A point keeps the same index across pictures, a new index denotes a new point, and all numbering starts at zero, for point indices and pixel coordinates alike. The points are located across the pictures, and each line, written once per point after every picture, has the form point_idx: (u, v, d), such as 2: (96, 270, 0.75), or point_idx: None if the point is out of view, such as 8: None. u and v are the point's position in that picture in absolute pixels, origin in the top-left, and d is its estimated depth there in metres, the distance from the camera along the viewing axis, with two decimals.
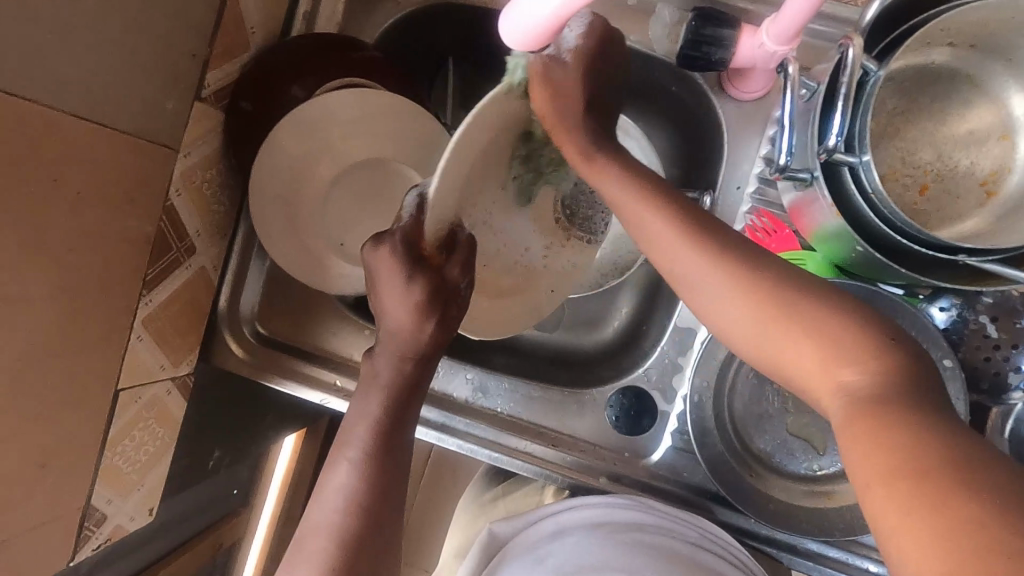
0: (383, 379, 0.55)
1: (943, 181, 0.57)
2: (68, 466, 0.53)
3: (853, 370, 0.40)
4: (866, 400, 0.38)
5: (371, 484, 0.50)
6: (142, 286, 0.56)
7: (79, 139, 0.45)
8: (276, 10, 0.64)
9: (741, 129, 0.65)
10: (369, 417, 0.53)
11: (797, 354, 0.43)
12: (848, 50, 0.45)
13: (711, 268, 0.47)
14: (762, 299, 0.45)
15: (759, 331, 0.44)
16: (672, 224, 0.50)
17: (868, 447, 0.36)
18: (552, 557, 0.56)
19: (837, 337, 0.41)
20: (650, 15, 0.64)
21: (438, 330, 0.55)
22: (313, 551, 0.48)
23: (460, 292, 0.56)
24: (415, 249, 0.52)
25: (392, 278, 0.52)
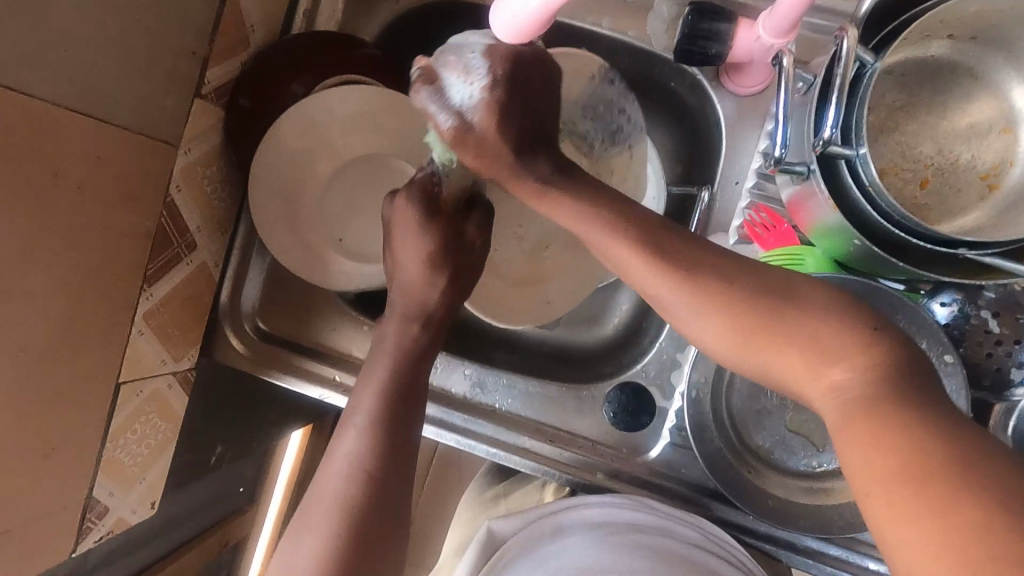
0: (394, 342, 0.56)
1: (944, 175, 0.56)
2: (69, 458, 0.54)
3: (841, 371, 0.40)
4: (853, 403, 0.39)
5: (381, 443, 0.51)
6: (143, 281, 0.56)
7: (79, 134, 0.46)
8: (276, 8, 0.65)
9: (739, 124, 0.64)
10: (379, 379, 0.54)
11: (781, 363, 0.42)
12: (843, 42, 0.45)
13: (676, 299, 0.45)
14: (737, 311, 0.43)
15: (741, 339, 0.43)
16: (641, 260, 0.46)
17: (867, 449, 0.37)
18: (554, 559, 0.57)
19: (823, 340, 0.41)
20: (648, 11, 0.64)
21: (448, 289, 0.58)
22: (324, 506, 0.49)
23: (477, 246, 0.60)
24: (432, 198, 0.57)
25: (410, 225, 0.57)
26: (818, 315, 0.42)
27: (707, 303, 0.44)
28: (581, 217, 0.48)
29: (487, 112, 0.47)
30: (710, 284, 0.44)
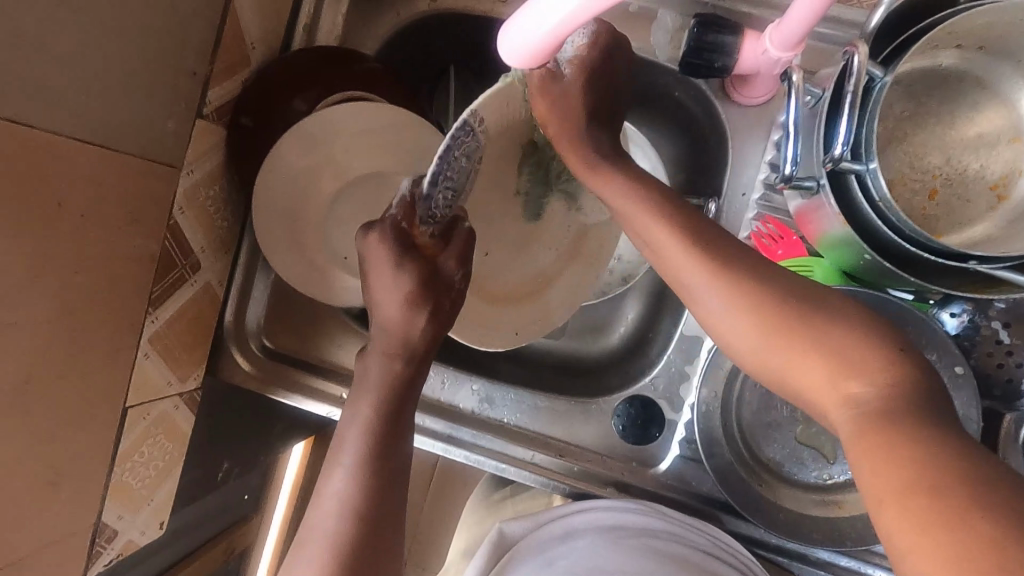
0: (375, 380, 0.55)
1: (952, 185, 0.56)
2: (79, 484, 0.53)
3: (860, 384, 0.40)
4: (874, 414, 0.38)
5: (365, 488, 0.50)
6: (148, 304, 0.56)
7: (82, 163, 0.45)
8: (276, 23, 0.64)
9: (746, 135, 0.64)
10: (362, 419, 0.53)
11: (807, 368, 0.42)
12: (853, 57, 0.44)
13: (712, 283, 0.47)
14: (765, 312, 0.45)
15: (765, 340, 0.44)
16: (684, 248, 0.49)
17: (879, 463, 0.36)
18: (563, 559, 0.55)
19: (845, 351, 0.41)
20: (651, 21, 0.63)
21: (432, 326, 0.56)
22: (310, 558, 0.48)
23: (455, 285, 0.57)
24: (408, 240, 0.54)
25: (384, 269, 0.54)
26: (851, 341, 0.41)
27: (734, 294, 0.46)
28: (630, 194, 0.53)
29: (497, 109, 0.49)
30: (757, 278, 0.46)
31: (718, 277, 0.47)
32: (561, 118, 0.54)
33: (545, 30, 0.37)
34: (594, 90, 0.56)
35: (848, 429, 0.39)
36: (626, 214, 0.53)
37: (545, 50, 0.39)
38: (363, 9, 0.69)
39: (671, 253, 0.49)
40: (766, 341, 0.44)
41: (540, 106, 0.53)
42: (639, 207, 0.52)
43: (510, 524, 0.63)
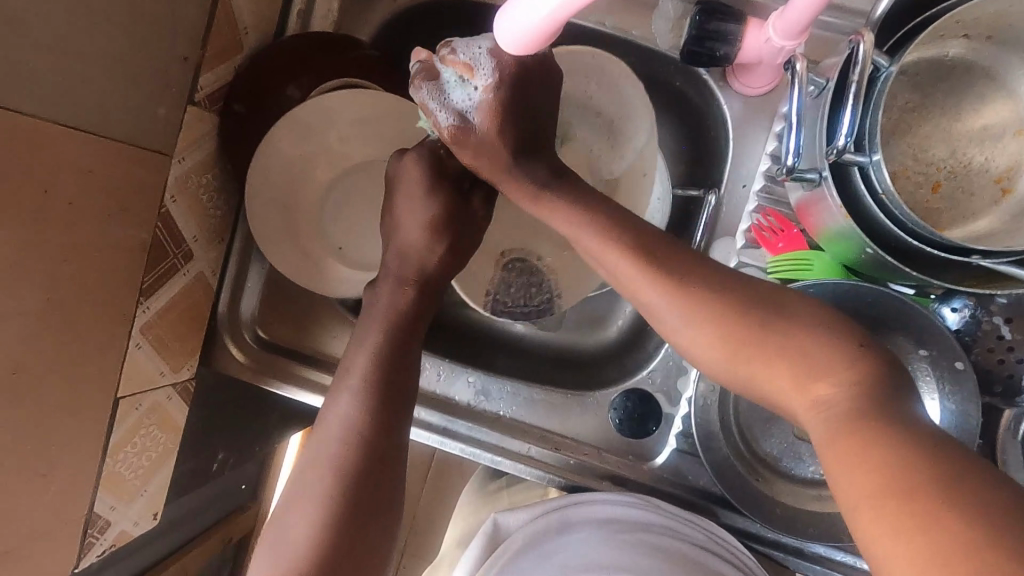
0: (385, 307, 0.56)
1: (956, 178, 0.55)
2: (71, 474, 0.53)
3: (828, 385, 0.41)
4: (842, 416, 0.39)
5: (371, 409, 0.51)
6: (140, 294, 0.55)
7: (69, 151, 0.44)
8: (270, 9, 0.63)
9: (747, 125, 0.63)
10: (369, 347, 0.54)
11: (772, 378, 0.43)
12: (858, 46, 0.43)
13: (662, 297, 0.46)
14: (725, 322, 0.45)
15: (727, 348, 0.44)
16: (630, 263, 0.48)
17: (854, 465, 0.36)
18: (558, 554, 0.57)
19: (808, 357, 0.42)
20: (652, 9, 0.62)
21: (446, 256, 0.58)
22: (314, 475, 0.49)
23: (476, 215, 0.59)
24: (439, 167, 0.57)
25: (415, 189, 0.57)
26: (811, 347, 0.42)
27: (695, 312, 0.45)
28: (576, 221, 0.50)
29: (489, 115, 0.48)
30: (710, 290, 0.46)
31: (667, 290, 0.46)
32: (488, 159, 0.51)
33: (541, 14, 0.35)
34: (513, 130, 0.49)
35: (820, 432, 0.40)
36: (578, 242, 0.51)
37: (541, 36, 0.37)
38: None
39: (624, 272, 0.48)
40: (728, 349, 0.44)
41: (465, 154, 0.51)
42: (588, 231, 0.50)
43: (505, 514, 0.63)
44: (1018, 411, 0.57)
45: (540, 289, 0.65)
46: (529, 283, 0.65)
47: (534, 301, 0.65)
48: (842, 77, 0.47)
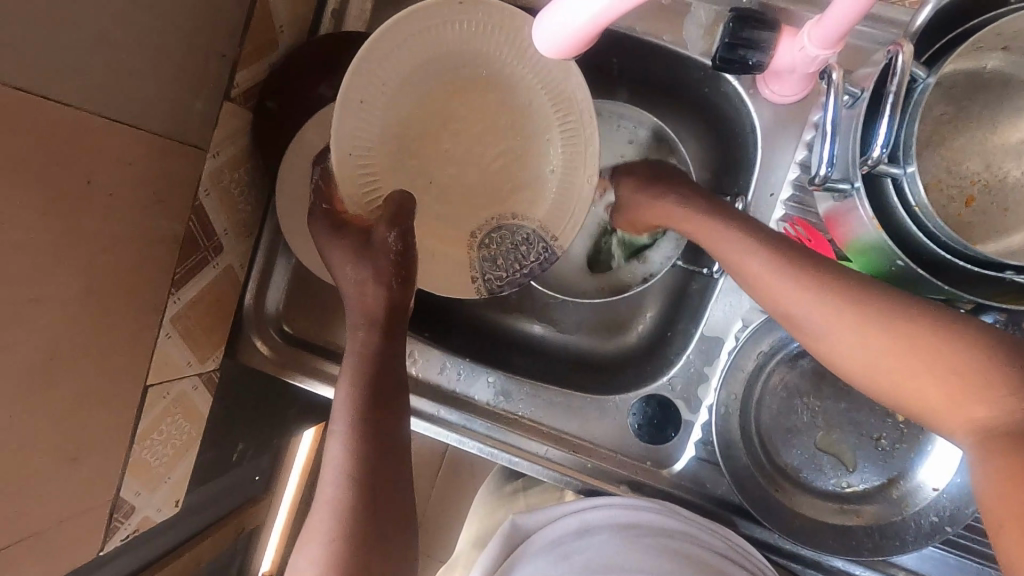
0: (352, 354, 0.55)
1: (990, 192, 0.54)
2: (101, 459, 0.54)
3: (984, 405, 0.41)
4: (998, 435, 0.40)
5: (361, 452, 0.50)
6: (171, 285, 0.56)
7: (111, 142, 0.45)
8: (305, 8, 0.64)
9: (777, 134, 0.62)
10: (344, 393, 0.53)
11: (924, 388, 0.43)
12: (898, 57, 0.43)
13: (815, 301, 0.49)
14: (880, 327, 0.45)
15: (875, 353, 0.45)
16: (780, 274, 0.51)
17: (1008, 487, 0.38)
18: (579, 554, 0.56)
19: (963, 369, 0.42)
20: (683, 15, 0.62)
21: (383, 290, 0.56)
22: (316, 527, 0.48)
23: (391, 250, 0.55)
24: (335, 216, 0.57)
25: (331, 250, 0.57)
26: (966, 355, 0.42)
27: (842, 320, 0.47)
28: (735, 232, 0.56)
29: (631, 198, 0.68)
30: (863, 297, 0.47)
31: (822, 295, 0.48)
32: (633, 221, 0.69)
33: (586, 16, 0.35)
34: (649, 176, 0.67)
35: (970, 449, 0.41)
36: (721, 250, 0.56)
37: (583, 39, 0.37)
38: None
39: (773, 283, 0.51)
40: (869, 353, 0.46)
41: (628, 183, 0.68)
42: (743, 249, 0.54)
43: (522, 516, 0.63)
44: None
45: (530, 246, 0.64)
46: (534, 243, 0.64)
47: (528, 262, 0.64)
48: (878, 86, 0.47)
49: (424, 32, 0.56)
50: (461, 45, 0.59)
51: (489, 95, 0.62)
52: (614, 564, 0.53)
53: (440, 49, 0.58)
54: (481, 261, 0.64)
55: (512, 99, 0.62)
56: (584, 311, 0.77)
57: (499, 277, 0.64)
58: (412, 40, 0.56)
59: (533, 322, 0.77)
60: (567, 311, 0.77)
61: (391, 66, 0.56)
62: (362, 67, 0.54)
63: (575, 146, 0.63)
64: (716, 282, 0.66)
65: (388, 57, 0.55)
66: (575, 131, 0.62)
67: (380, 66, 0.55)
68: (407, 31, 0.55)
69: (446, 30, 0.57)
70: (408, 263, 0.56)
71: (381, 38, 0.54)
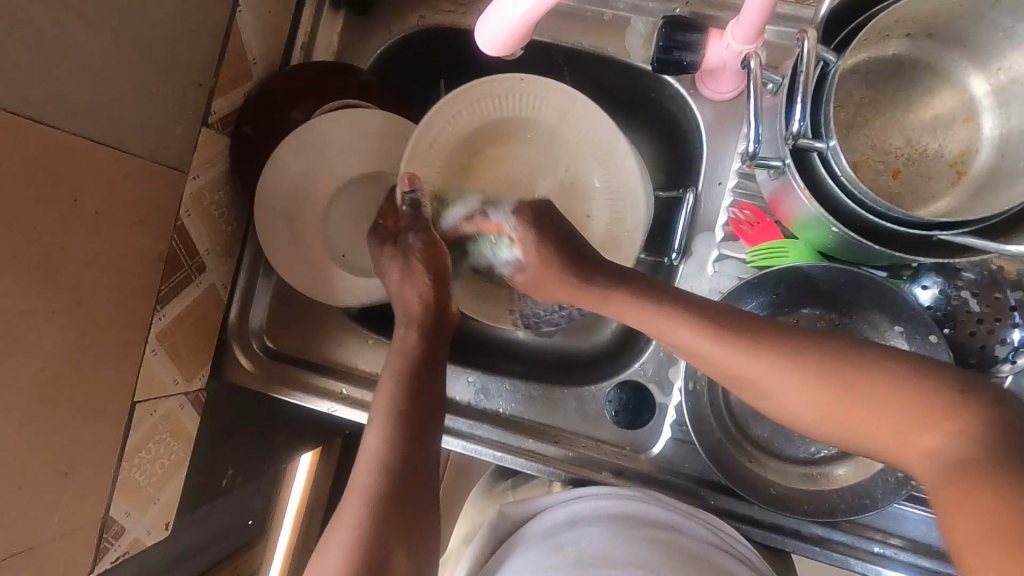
0: (399, 350, 0.59)
1: (914, 164, 0.59)
2: (90, 475, 0.55)
3: (935, 437, 0.41)
4: (956, 465, 0.40)
5: (396, 437, 0.53)
6: (156, 301, 0.59)
7: (97, 163, 0.49)
8: (276, 42, 0.69)
9: (719, 129, 0.68)
10: (387, 382, 0.57)
11: (879, 422, 0.44)
12: (804, 44, 0.47)
13: (724, 349, 0.48)
14: (811, 367, 0.46)
15: (819, 406, 0.45)
16: (674, 314, 0.50)
17: (960, 509, 0.39)
18: (572, 545, 0.55)
19: (915, 401, 0.42)
20: (625, 29, 0.69)
21: (425, 288, 0.62)
22: (348, 505, 0.50)
23: (417, 249, 0.63)
24: (383, 228, 0.66)
25: (379, 256, 0.65)
26: (912, 391, 0.42)
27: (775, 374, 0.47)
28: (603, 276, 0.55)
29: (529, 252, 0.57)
30: (754, 333, 0.48)
31: (694, 329, 0.49)
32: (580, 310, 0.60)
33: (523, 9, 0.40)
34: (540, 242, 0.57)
35: (931, 480, 0.41)
36: (632, 319, 0.54)
37: (521, 34, 0.42)
38: (358, 29, 0.74)
39: (668, 329, 0.51)
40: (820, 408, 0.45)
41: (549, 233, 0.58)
42: (664, 320, 0.51)
43: (510, 507, 0.64)
44: (997, 383, 0.59)
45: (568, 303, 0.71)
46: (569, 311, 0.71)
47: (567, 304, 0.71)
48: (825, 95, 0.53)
49: (485, 98, 0.67)
50: (501, 112, 0.69)
51: (535, 142, 0.71)
52: (602, 561, 0.52)
53: (491, 115, 0.69)
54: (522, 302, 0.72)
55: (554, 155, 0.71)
56: None
57: (537, 317, 0.72)
58: (467, 109, 0.67)
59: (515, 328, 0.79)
60: None
61: (445, 136, 0.67)
62: (441, 113, 0.66)
63: (609, 177, 0.69)
64: (676, 268, 0.69)
65: (444, 128, 0.67)
66: (615, 169, 0.69)
67: (451, 118, 0.67)
68: (460, 104, 0.67)
69: (499, 101, 0.68)
70: (434, 256, 0.63)
71: (440, 112, 0.66)
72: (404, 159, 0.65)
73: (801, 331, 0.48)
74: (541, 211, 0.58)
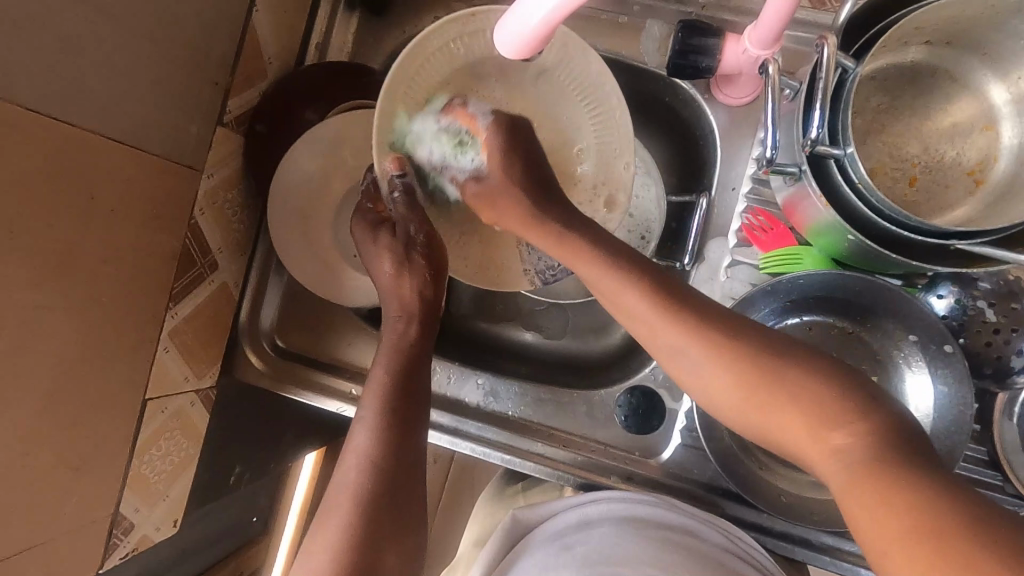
0: (389, 343, 0.60)
1: (931, 172, 0.58)
2: (101, 470, 0.56)
3: (842, 434, 0.43)
4: (860, 463, 0.41)
5: (385, 431, 0.53)
6: (169, 299, 0.59)
7: (114, 161, 0.49)
8: (292, 42, 0.69)
9: (733, 134, 0.67)
10: (377, 374, 0.57)
11: (784, 420, 0.46)
12: (823, 50, 0.47)
13: (664, 325, 0.50)
14: (737, 361, 0.48)
15: (742, 394, 0.47)
16: (620, 281, 0.53)
17: (872, 509, 0.39)
18: (580, 545, 0.55)
19: (824, 405, 0.44)
20: (640, 32, 0.69)
21: (419, 285, 0.63)
22: (336, 503, 0.50)
23: (419, 242, 0.63)
24: (372, 215, 0.65)
25: (365, 242, 0.65)
26: (825, 393, 0.45)
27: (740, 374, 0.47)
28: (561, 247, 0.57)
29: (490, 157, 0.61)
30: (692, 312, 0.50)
31: (640, 296, 0.51)
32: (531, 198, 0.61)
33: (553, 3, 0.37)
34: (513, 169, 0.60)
35: (836, 480, 0.42)
36: (595, 282, 0.55)
37: (549, 31, 0.40)
38: (372, 29, 0.75)
39: (617, 288, 0.53)
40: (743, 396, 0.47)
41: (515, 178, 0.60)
42: (610, 273, 0.53)
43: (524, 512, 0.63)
44: (1010, 394, 0.59)
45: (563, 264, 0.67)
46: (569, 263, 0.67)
47: (564, 260, 0.68)
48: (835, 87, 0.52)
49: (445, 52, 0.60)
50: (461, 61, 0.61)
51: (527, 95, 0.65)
52: (617, 561, 0.52)
53: (461, 62, 0.61)
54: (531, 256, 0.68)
55: (557, 119, 0.66)
56: (567, 314, 0.79)
57: (552, 267, 0.68)
58: (420, 74, 0.60)
59: (524, 330, 0.79)
60: (552, 316, 0.79)
61: (414, 95, 0.60)
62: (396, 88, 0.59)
63: (614, 149, 0.65)
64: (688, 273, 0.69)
65: (406, 94, 0.60)
66: (611, 143, 0.65)
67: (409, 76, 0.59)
68: (411, 70, 0.59)
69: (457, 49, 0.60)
70: (436, 258, 0.64)
71: (397, 79, 0.59)
72: (375, 134, 0.59)
73: (725, 316, 0.50)
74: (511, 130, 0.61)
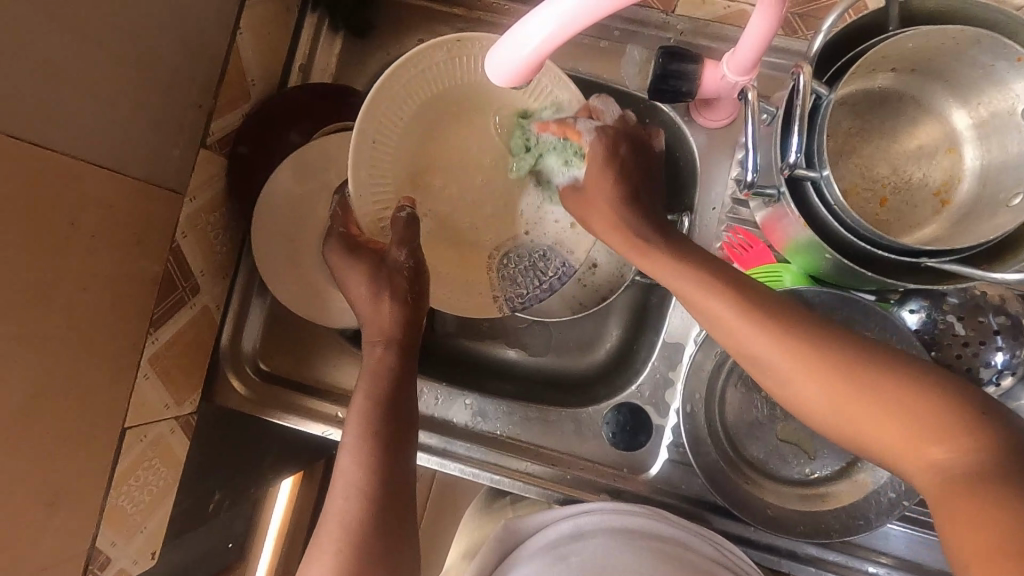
0: (367, 370, 0.58)
1: (900, 192, 0.61)
2: (77, 503, 0.54)
3: (944, 448, 0.41)
4: (957, 480, 0.39)
5: (372, 457, 0.52)
6: (149, 325, 0.58)
7: (96, 185, 0.48)
8: (275, 65, 0.69)
9: (712, 154, 0.69)
10: (359, 402, 0.56)
11: (888, 428, 0.43)
12: (799, 77, 0.48)
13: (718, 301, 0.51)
14: (799, 342, 0.47)
15: (822, 382, 0.45)
16: (682, 270, 0.54)
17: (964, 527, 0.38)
18: (575, 555, 0.54)
19: (928, 417, 0.41)
20: (620, 56, 0.71)
21: (398, 309, 0.60)
22: (326, 533, 0.49)
23: (402, 268, 0.61)
24: (350, 240, 0.63)
25: (348, 270, 0.62)
26: (933, 406, 0.41)
27: None
28: (649, 232, 0.58)
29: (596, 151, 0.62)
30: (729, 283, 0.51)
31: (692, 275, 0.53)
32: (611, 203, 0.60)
33: (549, 29, 0.38)
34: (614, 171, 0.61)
35: (932, 490, 0.41)
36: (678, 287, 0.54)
37: (543, 57, 0.40)
38: (353, 53, 0.75)
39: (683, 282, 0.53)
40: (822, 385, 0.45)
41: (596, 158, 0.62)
42: (683, 274, 0.54)
43: (516, 520, 0.63)
44: None
45: (548, 262, 0.70)
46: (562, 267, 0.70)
47: (548, 276, 0.70)
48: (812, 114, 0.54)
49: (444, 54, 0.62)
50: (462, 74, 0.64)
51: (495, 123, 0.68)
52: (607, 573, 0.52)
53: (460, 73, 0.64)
54: (501, 282, 0.69)
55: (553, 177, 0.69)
56: (550, 333, 0.79)
57: (521, 295, 0.69)
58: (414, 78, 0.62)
59: (508, 348, 0.79)
60: (535, 334, 0.79)
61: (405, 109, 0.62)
62: (382, 93, 0.60)
63: None
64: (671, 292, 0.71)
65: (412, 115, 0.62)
66: None
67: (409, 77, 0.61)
68: (407, 78, 0.61)
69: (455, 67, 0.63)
70: (416, 280, 0.61)
71: (390, 80, 0.60)
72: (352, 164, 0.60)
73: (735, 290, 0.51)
74: (622, 136, 0.62)
